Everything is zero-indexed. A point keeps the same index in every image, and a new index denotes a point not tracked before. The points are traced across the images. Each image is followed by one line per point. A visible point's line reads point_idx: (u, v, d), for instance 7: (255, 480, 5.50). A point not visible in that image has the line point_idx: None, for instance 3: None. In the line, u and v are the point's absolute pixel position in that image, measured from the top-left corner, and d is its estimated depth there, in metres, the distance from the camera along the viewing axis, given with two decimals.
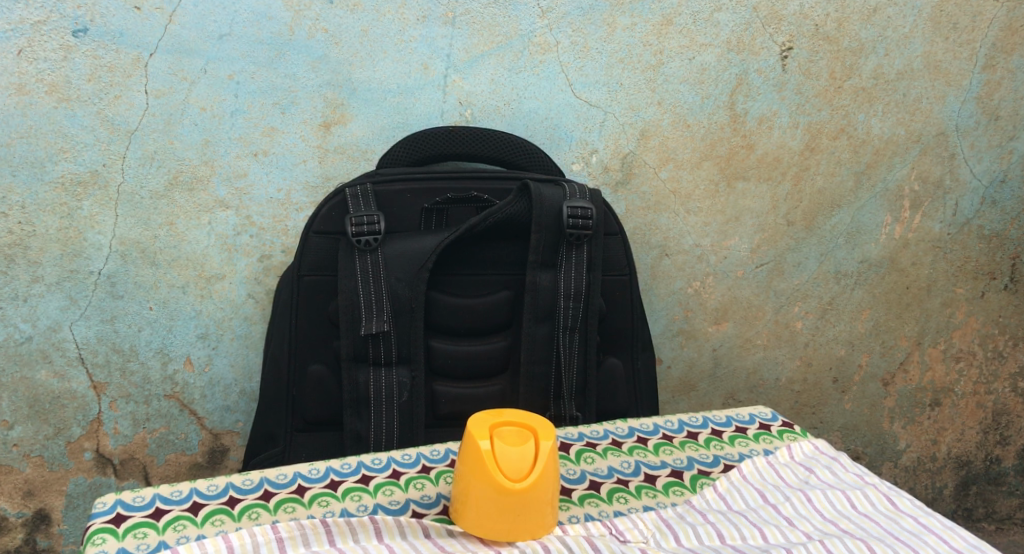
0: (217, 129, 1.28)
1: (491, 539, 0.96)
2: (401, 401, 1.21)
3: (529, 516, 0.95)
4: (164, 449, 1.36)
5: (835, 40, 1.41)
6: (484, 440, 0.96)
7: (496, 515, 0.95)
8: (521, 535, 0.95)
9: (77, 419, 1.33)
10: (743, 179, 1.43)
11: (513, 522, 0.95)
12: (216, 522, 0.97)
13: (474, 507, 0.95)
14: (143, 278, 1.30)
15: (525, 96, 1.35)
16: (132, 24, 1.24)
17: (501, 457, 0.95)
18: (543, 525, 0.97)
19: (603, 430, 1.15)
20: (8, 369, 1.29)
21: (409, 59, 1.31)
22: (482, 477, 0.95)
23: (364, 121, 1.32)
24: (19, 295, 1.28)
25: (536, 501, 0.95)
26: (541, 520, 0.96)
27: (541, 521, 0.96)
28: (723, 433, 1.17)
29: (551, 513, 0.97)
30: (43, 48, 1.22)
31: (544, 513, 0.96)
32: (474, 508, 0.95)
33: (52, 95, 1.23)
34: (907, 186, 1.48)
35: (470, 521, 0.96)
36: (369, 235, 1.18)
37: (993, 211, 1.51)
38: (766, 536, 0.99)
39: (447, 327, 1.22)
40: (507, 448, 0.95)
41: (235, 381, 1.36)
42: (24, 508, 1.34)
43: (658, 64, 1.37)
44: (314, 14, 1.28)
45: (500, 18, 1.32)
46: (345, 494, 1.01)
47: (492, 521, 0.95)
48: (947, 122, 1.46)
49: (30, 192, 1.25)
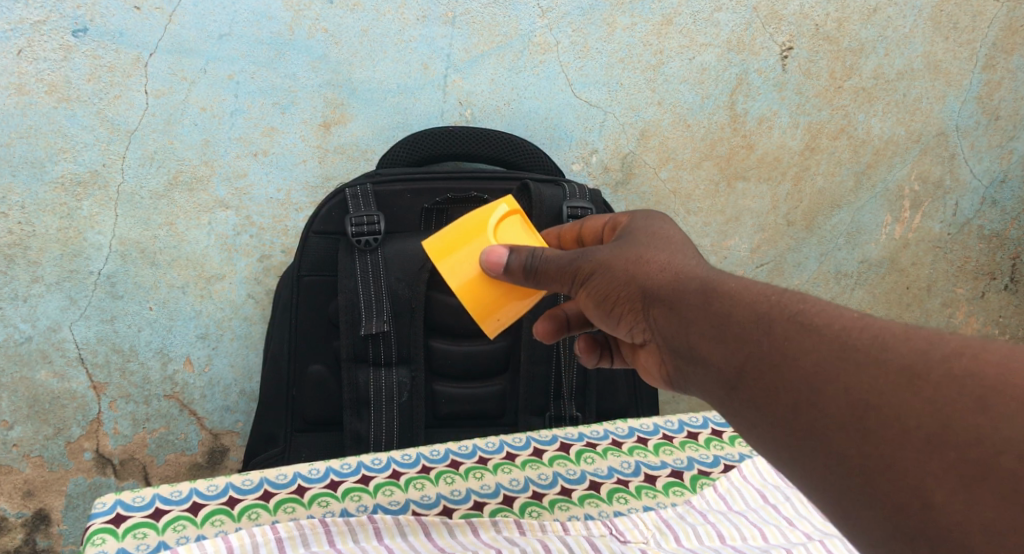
0: (217, 129, 1.28)
1: (445, 253, 0.95)
2: (401, 401, 1.21)
3: (500, 303, 0.95)
4: (164, 449, 1.36)
5: (835, 40, 1.41)
6: (505, 205, 0.96)
7: (474, 270, 0.94)
8: (481, 314, 0.95)
9: (77, 419, 1.33)
10: (743, 179, 1.43)
11: (483, 296, 0.94)
12: (215, 523, 0.97)
13: (459, 233, 0.95)
14: (143, 277, 1.30)
15: (525, 96, 1.35)
16: (132, 25, 1.24)
17: (502, 226, 0.95)
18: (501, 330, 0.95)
19: (602, 430, 1.12)
20: (8, 369, 1.29)
21: (409, 59, 1.31)
22: (480, 215, 0.96)
23: (364, 121, 1.32)
24: (19, 295, 1.28)
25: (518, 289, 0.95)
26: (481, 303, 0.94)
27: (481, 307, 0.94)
28: (723, 433, 1.14)
29: (493, 313, 0.95)
30: (43, 48, 1.22)
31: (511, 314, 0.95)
32: (453, 233, 0.96)
33: (52, 95, 1.23)
34: (907, 186, 1.48)
35: (443, 237, 0.96)
36: (369, 235, 1.19)
37: (993, 211, 1.52)
38: (767, 536, 0.99)
39: (448, 327, 1.22)
40: (520, 229, 0.96)
41: (235, 381, 1.36)
42: (24, 508, 1.34)
43: (658, 64, 1.37)
44: (314, 14, 1.28)
45: (500, 18, 1.32)
46: (345, 494, 1.01)
47: (464, 269, 0.94)
48: (947, 122, 1.47)
49: (30, 192, 1.25)
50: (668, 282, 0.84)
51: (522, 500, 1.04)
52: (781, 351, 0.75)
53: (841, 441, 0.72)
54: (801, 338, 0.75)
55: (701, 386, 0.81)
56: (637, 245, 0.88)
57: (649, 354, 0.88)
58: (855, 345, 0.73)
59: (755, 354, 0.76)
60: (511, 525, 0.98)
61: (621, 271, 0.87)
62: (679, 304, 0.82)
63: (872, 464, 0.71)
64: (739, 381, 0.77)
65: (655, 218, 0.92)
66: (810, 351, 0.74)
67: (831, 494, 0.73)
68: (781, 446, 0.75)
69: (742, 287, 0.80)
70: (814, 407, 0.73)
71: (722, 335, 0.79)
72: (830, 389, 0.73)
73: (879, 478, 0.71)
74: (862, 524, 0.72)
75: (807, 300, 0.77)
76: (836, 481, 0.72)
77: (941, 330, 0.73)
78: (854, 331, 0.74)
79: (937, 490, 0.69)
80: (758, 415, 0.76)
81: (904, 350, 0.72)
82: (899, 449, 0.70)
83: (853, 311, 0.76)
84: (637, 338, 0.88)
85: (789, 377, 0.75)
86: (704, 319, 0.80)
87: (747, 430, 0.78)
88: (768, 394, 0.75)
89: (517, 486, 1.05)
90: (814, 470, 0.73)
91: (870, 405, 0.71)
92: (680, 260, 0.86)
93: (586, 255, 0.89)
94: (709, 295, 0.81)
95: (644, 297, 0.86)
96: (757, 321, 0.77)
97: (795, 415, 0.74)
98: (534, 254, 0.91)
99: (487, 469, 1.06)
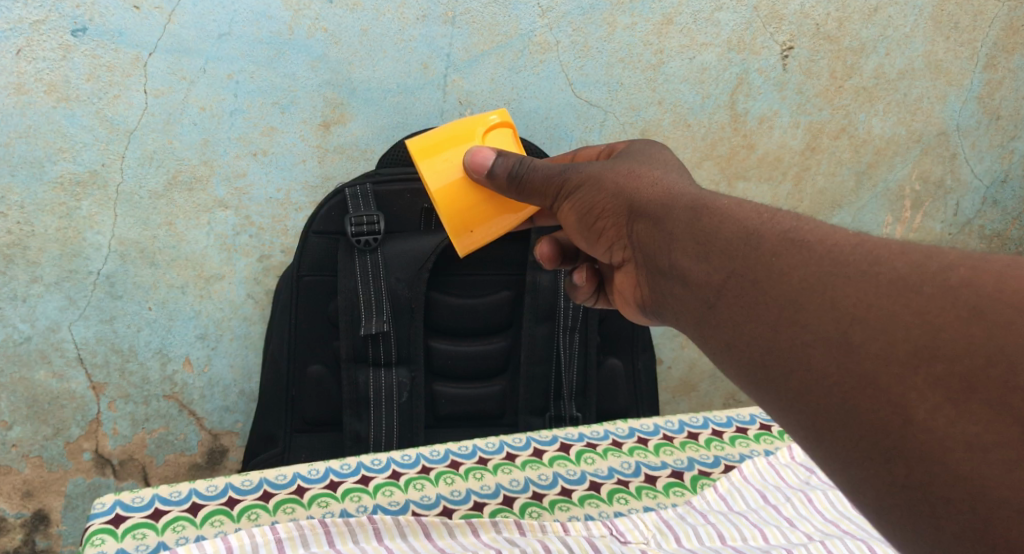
0: (217, 129, 1.26)
1: (432, 152, 0.95)
2: (401, 401, 1.21)
3: (481, 215, 0.95)
4: (163, 449, 1.40)
5: (835, 40, 1.40)
6: (497, 115, 0.96)
7: (459, 174, 0.94)
8: (459, 222, 0.95)
9: (76, 419, 1.35)
10: (744, 179, 1.44)
11: (465, 204, 0.95)
12: (215, 523, 0.96)
13: (447, 136, 0.95)
14: (143, 278, 1.31)
15: (525, 95, 1.34)
16: (132, 24, 1.20)
17: (491, 138, 0.96)
18: (475, 243, 0.96)
19: (602, 430, 1.12)
20: (8, 369, 1.30)
21: (409, 59, 1.29)
22: (471, 123, 0.96)
23: (364, 120, 1.31)
24: (18, 295, 1.27)
25: (498, 204, 0.95)
26: (461, 213, 0.95)
27: (460, 217, 0.95)
28: (723, 433, 1.14)
29: (471, 224, 0.96)
30: (42, 48, 1.19)
31: (487, 230, 0.96)
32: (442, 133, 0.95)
33: (51, 95, 1.21)
34: (908, 186, 1.52)
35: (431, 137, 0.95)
36: (369, 235, 1.17)
37: (994, 211, 1.57)
38: (767, 537, 0.99)
39: (448, 327, 1.23)
40: (508, 142, 0.96)
41: (235, 381, 1.39)
42: (24, 508, 1.37)
43: (658, 64, 1.36)
44: (314, 13, 1.24)
45: (500, 18, 1.29)
46: (345, 494, 1.01)
47: (448, 172, 0.94)
48: (947, 122, 1.49)
49: (30, 192, 1.24)
50: (654, 198, 0.85)
51: (522, 500, 1.03)
52: (766, 267, 0.74)
53: (822, 357, 0.69)
54: (789, 253, 0.73)
55: (679, 306, 0.81)
56: (632, 169, 0.88)
57: (627, 275, 0.89)
58: (847, 261, 0.71)
59: (739, 270, 0.75)
60: (511, 525, 0.98)
61: (610, 183, 0.88)
62: (665, 218, 0.82)
63: (850, 381, 0.68)
64: (719, 297, 0.76)
65: (655, 152, 0.91)
66: (797, 267, 0.72)
67: (806, 415, 0.70)
68: (757, 365, 0.73)
69: (735, 204, 0.79)
70: (794, 323, 0.71)
71: (705, 251, 0.78)
72: (813, 305, 0.71)
73: (857, 393, 0.68)
74: (836, 446, 0.69)
75: (805, 219, 0.76)
76: (812, 399, 0.70)
77: (949, 256, 0.70)
78: (852, 245, 0.72)
79: (920, 405, 0.66)
80: (737, 333, 0.74)
81: (906, 271, 0.69)
82: (884, 363, 0.67)
83: (848, 230, 0.74)
84: (615, 257, 0.90)
85: (771, 293, 0.73)
86: (689, 235, 0.80)
87: (723, 348, 0.76)
88: (742, 295, 0.75)
89: (517, 486, 1.04)
90: (790, 389, 0.71)
91: (855, 320, 0.69)
92: (675, 183, 0.85)
93: (574, 167, 0.90)
94: (697, 211, 0.81)
95: (628, 212, 0.86)
96: (746, 238, 0.76)
97: (775, 332, 0.72)
98: (521, 161, 0.91)
99: (487, 469, 1.06)
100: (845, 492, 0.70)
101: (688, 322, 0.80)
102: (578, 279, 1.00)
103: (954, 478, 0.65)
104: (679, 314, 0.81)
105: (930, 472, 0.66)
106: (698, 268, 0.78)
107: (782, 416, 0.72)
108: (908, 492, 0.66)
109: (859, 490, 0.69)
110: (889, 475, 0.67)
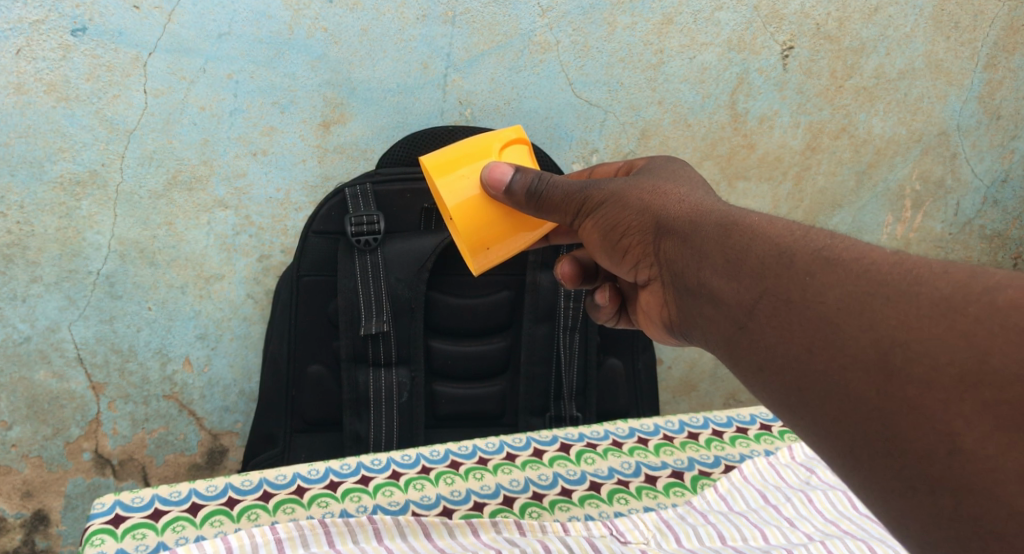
0: (217, 129, 1.26)
1: (449, 168, 0.93)
2: (401, 401, 1.21)
3: (497, 233, 0.94)
4: (163, 449, 1.40)
5: (836, 40, 1.40)
6: (513, 132, 0.96)
7: (476, 191, 0.92)
8: (476, 239, 0.93)
9: (76, 419, 1.35)
10: (744, 179, 1.44)
11: (481, 220, 0.93)
12: (215, 523, 0.96)
13: (463, 152, 0.93)
14: (143, 277, 1.30)
15: (525, 95, 1.34)
16: (131, 24, 1.20)
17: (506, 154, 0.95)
18: (491, 262, 0.94)
19: (602, 430, 1.12)
20: (8, 369, 1.30)
21: (409, 59, 1.29)
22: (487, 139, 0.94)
23: (364, 120, 1.31)
24: (17, 294, 1.27)
25: (516, 222, 0.94)
26: (479, 232, 0.93)
27: (478, 236, 0.93)
28: (723, 433, 1.14)
29: (488, 244, 0.94)
30: (42, 47, 1.19)
31: (504, 247, 0.95)
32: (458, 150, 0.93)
33: (51, 94, 1.21)
34: (908, 186, 1.51)
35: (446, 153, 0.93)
36: (369, 235, 1.17)
37: (994, 211, 1.57)
38: (767, 537, 0.98)
39: (448, 327, 1.23)
40: (523, 158, 0.95)
41: (235, 381, 1.39)
42: (23, 508, 1.37)
43: (658, 64, 1.35)
44: (314, 13, 1.24)
45: (500, 18, 1.29)
46: (345, 494, 1.00)
47: (465, 189, 0.92)
48: (948, 122, 1.49)
49: (29, 192, 1.24)
50: (681, 214, 0.84)
51: (522, 500, 1.03)
52: (800, 286, 0.74)
53: (862, 382, 0.69)
54: (825, 273, 0.73)
55: (709, 326, 0.81)
56: (658, 186, 0.88)
57: (652, 294, 0.90)
58: (886, 280, 0.71)
59: (772, 289, 0.75)
60: (511, 526, 0.97)
61: (636, 200, 0.88)
62: (693, 237, 0.82)
63: (893, 407, 0.68)
64: (750, 317, 0.76)
65: (679, 169, 0.91)
66: (832, 286, 0.72)
67: (843, 441, 0.70)
68: (792, 388, 0.73)
69: (764, 220, 0.79)
70: (830, 345, 0.71)
71: (735, 269, 0.78)
72: (851, 327, 0.70)
73: (902, 419, 0.68)
74: (874, 473, 0.69)
75: (836, 237, 0.75)
76: (850, 425, 0.70)
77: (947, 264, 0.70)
78: (892, 264, 0.72)
79: (967, 434, 0.66)
80: (770, 356, 0.75)
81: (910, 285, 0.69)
82: (921, 391, 0.67)
83: (885, 248, 0.73)
84: (640, 275, 0.90)
85: (806, 313, 0.73)
86: (719, 252, 0.80)
87: (756, 371, 0.76)
88: (779, 318, 0.74)
89: (517, 487, 1.04)
90: (826, 415, 0.71)
91: (895, 342, 0.69)
92: (702, 200, 0.85)
93: (596, 184, 0.90)
94: (726, 228, 0.80)
95: (655, 230, 0.86)
96: (779, 256, 0.76)
97: (810, 355, 0.72)
98: (540, 176, 0.90)
99: (487, 469, 1.06)
100: (883, 521, 0.70)
101: (717, 342, 0.80)
102: (601, 299, 1.01)
103: (1006, 514, 0.65)
104: (710, 334, 0.81)
105: (982, 505, 0.65)
106: (728, 287, 0.78)
107: (816, 442, 0.72)
108: (955, 525, 0.66)
109: (901, 521, 0.69)
110: (934, 507, 0.67)
